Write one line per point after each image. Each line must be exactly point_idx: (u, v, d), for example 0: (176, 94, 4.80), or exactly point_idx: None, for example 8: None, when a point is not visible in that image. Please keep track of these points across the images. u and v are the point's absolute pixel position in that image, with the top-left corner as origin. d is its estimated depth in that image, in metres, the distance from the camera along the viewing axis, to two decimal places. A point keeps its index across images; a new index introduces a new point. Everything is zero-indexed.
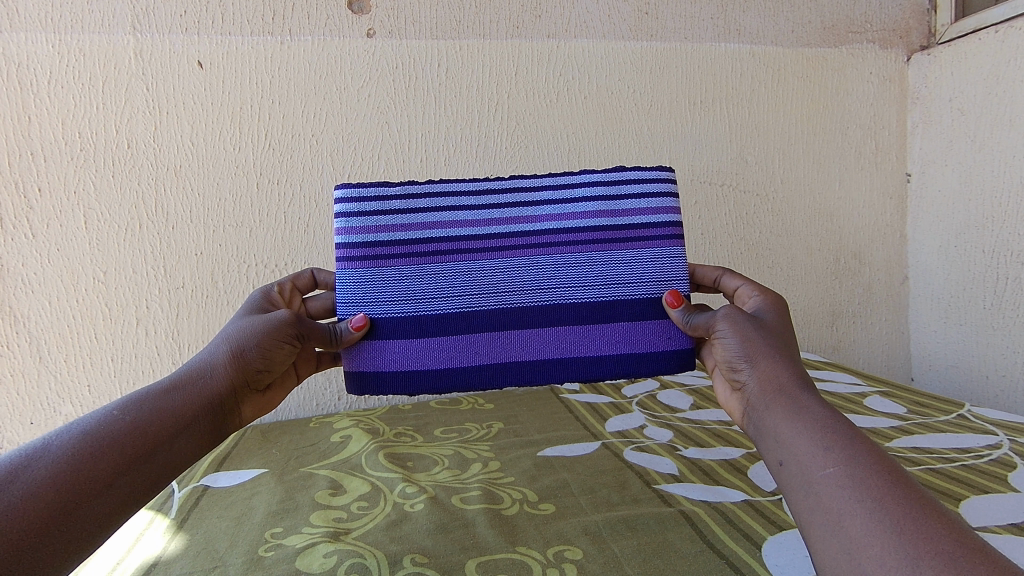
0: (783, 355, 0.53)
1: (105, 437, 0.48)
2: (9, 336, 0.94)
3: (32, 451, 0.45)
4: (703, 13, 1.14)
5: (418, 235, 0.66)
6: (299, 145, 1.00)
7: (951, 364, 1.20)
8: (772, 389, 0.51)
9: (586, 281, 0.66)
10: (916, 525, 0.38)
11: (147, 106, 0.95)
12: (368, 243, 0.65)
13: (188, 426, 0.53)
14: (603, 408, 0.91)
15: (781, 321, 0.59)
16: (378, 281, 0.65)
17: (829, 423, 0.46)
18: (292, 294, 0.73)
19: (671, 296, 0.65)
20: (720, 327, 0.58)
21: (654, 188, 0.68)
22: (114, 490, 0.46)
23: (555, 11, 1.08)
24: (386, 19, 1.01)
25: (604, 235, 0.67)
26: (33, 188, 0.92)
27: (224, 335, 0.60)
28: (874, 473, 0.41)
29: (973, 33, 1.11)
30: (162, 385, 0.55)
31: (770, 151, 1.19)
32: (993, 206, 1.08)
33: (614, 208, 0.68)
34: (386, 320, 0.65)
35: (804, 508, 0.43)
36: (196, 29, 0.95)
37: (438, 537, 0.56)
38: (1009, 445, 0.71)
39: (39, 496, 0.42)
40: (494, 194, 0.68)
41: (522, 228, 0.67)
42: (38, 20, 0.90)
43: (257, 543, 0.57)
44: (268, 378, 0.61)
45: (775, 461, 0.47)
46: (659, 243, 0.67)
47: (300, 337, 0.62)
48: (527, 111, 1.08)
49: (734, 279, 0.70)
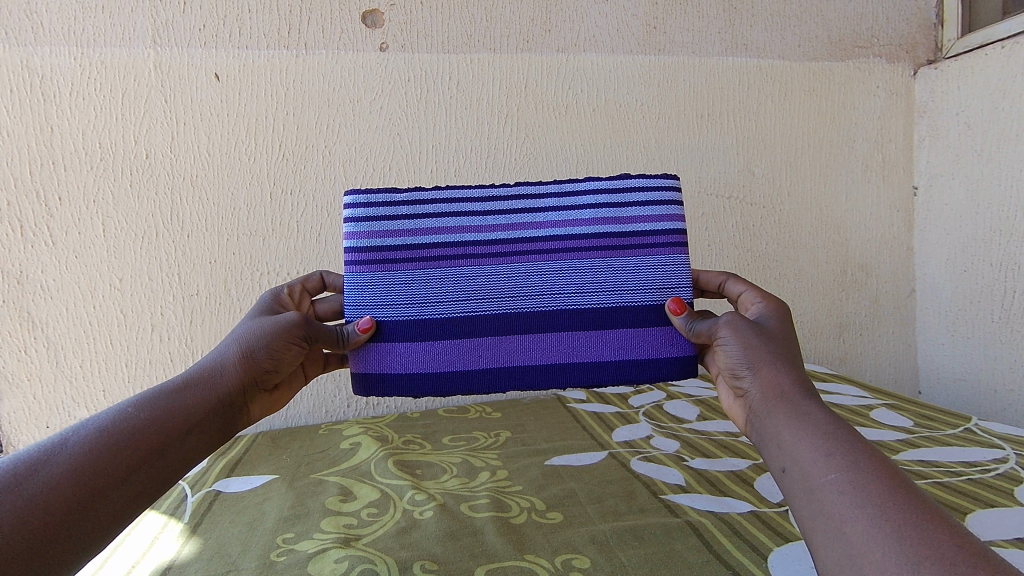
0: (784, 363, 0.54)
1: (120, 433, 0.49)
2: (27, 341, 0.96)
3: (50, 447, 0.46)
4: (710, 27, 1.15)
5: (424, 240, 0.67)
6: (312, 156, 1.02)
7: (959, 378, 1.20)
8: (775, 396, 0.52)
9: (589, 288, 0.67)
10: (917, 531, 0.38)
11: (165, 116, 0.97)
12: (375, 247, 0.67)
13: (198, 425, 0.54)
14: (610, 418, 0.92)
15: (782, 327, 0.60)
16: (384, 284, 0.66)
17: (830, 430, 0.47)
18: (301, 296, 0.74)
19: (673, 303, 0.66)
20: (721, 334, 0.59)
21: (657, 196, 0.69)
22: (129, 484, 0.47)
23: (565, 25, 1.09)
24: (398, 34, 1.03)
25: (607, 242, 0.68)
26: (54, 197, 0.94)
27: (234, 336, 0.61)
28: (875, 479, 0.42)
29: (980, 48, 1.12)
30: (173, 383, 0.56)
31: (777, 164, 1.20)
32: (1001, 219, 1.08)
33: (617, 216, 0.68)
34: (391, 321, 0.66)
35: (806, 513, 0.43)
36: (214, 43, 0.98)
37: (447, 544, 0.57)
38: (1015, 459, 0.71)
39: (57, 491, 0.44)
40: (498, 201, 0.70)
41: (525, 235, 0.68)
42: (62, 34, 0.93)
43: (269, 548, 0.58)
44: (275, 378, 0.63)
45: (778, 468, 0.48)
46: (661, 251, 0.68)
47: (307, 338, 0.63)
48: (536, 124, 1.09)
49: (737, 285, 0.70)
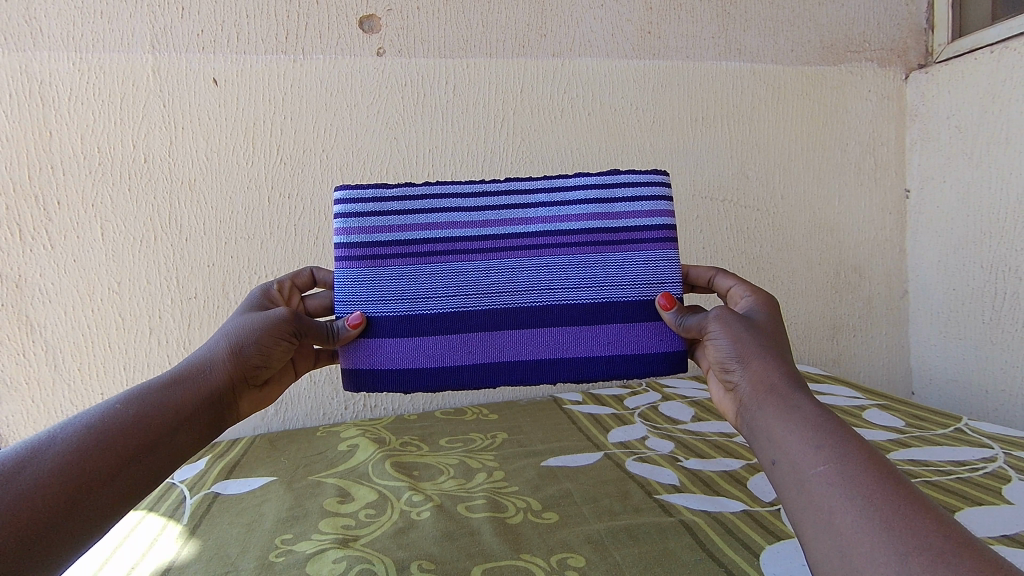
0: (772, 356, 0.55)
1: (110, 429, 0.49)
2: (26, 344, 0.96)
3: (38, 443, 0.47)
4: (704, 32, 1.16)
5: (415, 235, 0.68)
6: (310, 159, 1.03)
7: (952, 379, 1.21)
8: (764, 388, 0.53)
9: (580, 283, 0.68)
10: (904, 520, 0.39)
11: (163, 121, 0.98)
12: (366, 242, 0.67)
13: (188, 420, 0.54)
14: (605, 419, 0.93)
15: (771, 321, 0.61)
16: (375, 280, 0.67)
17: (818, 422, 0.47)
18: (291, 292, 0.75)
19: (664, 298, 0.67)
20: (711, 328, 0.60)
21: (646, 192, 0.70)
22: (119, 479, 0.48)
23: (560, 31, 1.11)
24: (395, 39, 1.04)
25: (597, 238, 0.69)
26: (52, 201, 0.95)
27: (223, 331, 0.62)
28: (862, 470, 0.43)
29: (970, 52, 1.13)
30: (163, 378, 0.57)
31: (770, 167, 1.21)
32: (991, 221, 1.09)
33: (606, 212, 0.69)
34: (383, 317, 0.67)
35: (795, 505, 0.44)
36: (212, 48, 0.98)
37: (444, 544, 0.58)
38: (1004, 458, 0.72)
39: (48, 487, 0.44)
40: (489, 197, 0.70)
41: (516, 231, 0.69)
42: (60, 38, 0.93)
43: (267, 548, 0.58)
44: (265, 373, 0.64)
45: (767, 460, 0.49)
46: (651, 246, 0.69)
47: (298, 334, 0.64)
48: (532, 128, 1.10)
49: (727, 279, 0.71)
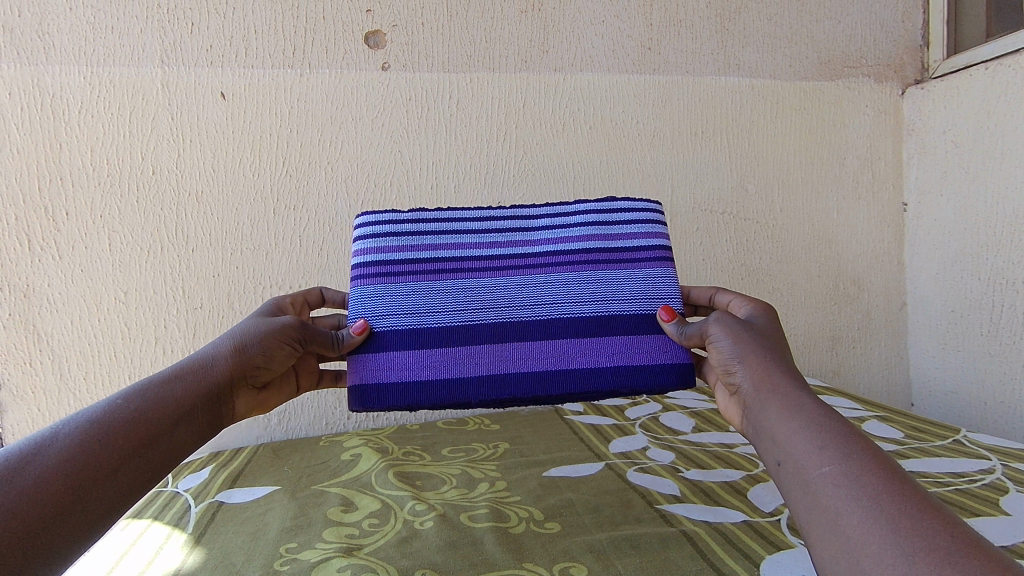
0: (772, 359, 0.56)
1: (111, 424, 0.50)
2: (33, 354, 0.97)
3: (41, 440, 0.47)
4: (703, 48, 1.19)
5: (419, 254, 0.70)
6: (315, 172, 1.04)
7: (951, 391, 1.22)
8: (766, 390, 0.54)
9: (581, 298, 0.70)
10: (910, 522, 0.40)
11: (171, 133, 0.99)
12: (371, 263, 0.69)
13: (189, 414, 0.55)
14: (607, 430, 0.93)
15: (771, 327, 0.62)
16: (378, 295, 0.68)
17: (822, 424, 0.48)
18: (302, 307, 0.76)
19: (665, 312, 0.68)
20: (712, 331, 0.61)
21: (643, 216, 0.73)
22: (121, 474, 0.48)
23: (561, 46, 1.13)
24: (400, 54, 1.06)
25: (597, 257, 0.71)
26: (61, 212, 0.96)
27: (230, 331, 0.64)
28: (867, 471, 0.44)
29: (965, 69, 1.15)
30: (165, 373, 0.58)
31: (769, 181, 1.23)
32: (987, 234, 1.11)
33: (606, 233, 0.72)
34: (385, 330, 0.67)
35: (801, 506, 0.45)
36: (221, 62, 1.00)
37: (447, 553, 0.58)
38: (1002, 470, 0.73)
39: (53, 481, 0.44)
40: (491, 220, 0.73)
41: (518, 252, 0.71)
42: (72, 53, 0.95)
43: (272, 557, 0.59)
44: (265, 376, 0.65)
45: (773, 462, 0.50)
46: (650, 265, 0.71)
47: (302, 341, 0.65)
48: (534, 141, 1.12)
49: (727, 296, 0.72)
